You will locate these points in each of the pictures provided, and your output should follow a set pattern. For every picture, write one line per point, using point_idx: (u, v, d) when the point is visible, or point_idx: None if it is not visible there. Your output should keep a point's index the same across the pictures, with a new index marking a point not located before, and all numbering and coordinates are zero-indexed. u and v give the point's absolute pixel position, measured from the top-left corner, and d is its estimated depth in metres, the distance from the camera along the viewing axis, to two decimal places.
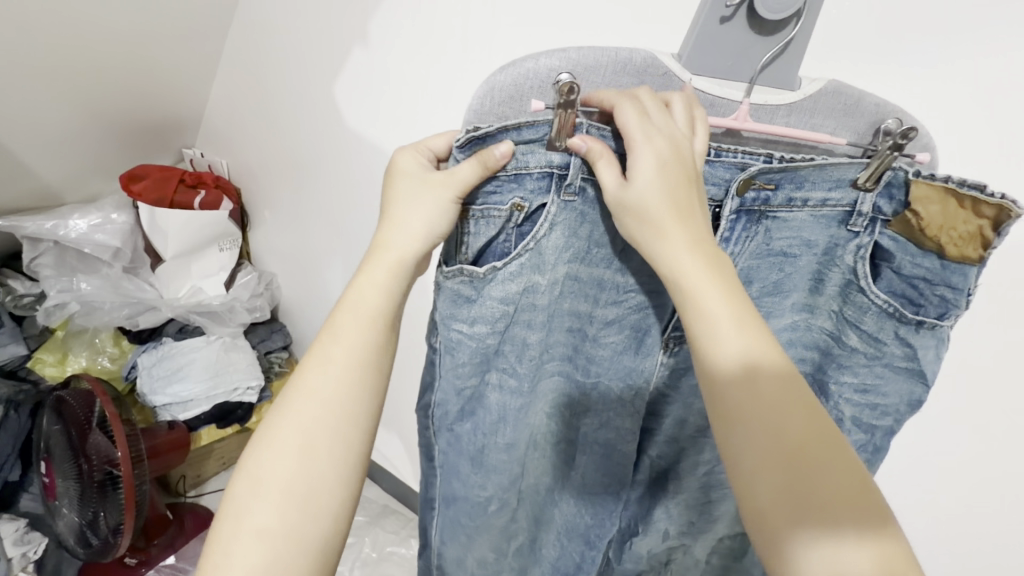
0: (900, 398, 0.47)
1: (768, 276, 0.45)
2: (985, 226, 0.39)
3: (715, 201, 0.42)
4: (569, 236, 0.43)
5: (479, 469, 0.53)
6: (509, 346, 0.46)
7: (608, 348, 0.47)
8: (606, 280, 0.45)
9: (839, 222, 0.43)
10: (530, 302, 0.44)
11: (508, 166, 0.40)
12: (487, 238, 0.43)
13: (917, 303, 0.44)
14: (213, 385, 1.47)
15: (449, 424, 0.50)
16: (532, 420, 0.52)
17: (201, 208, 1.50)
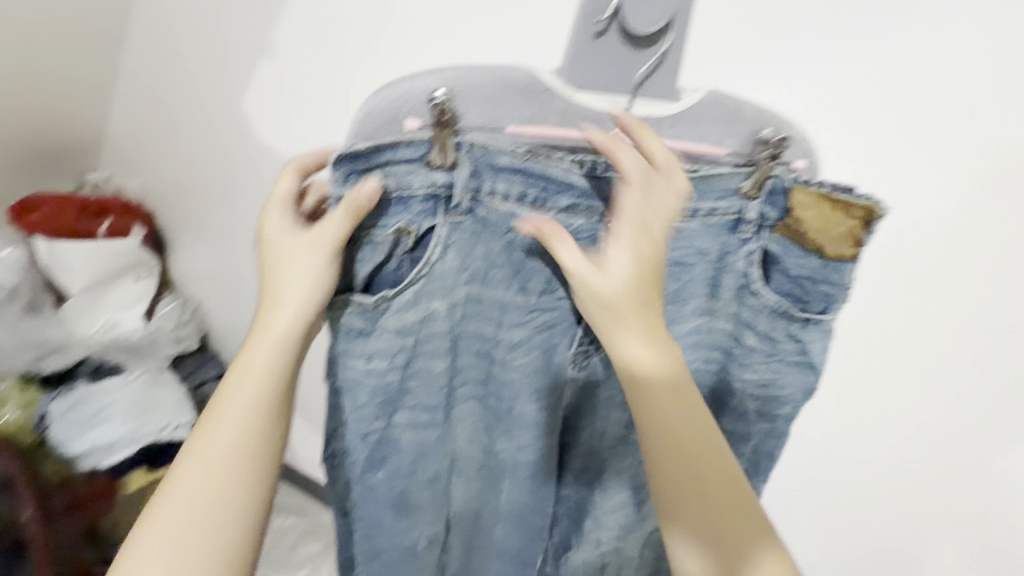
0: (796, 388, 0.50)
1: (667, 285, 0.46)
2: (857, 226, 0.43)
3: (609, 216, 0.42)
4: (464, 259, 0.42)
5: (401, 513, 0.51)
6: (415, 381, 0.45)
7: (517, 370, 0.47)
8: (507, 303, 0.44)
9: (728, 230, 0.45)
10: (430, 332, 0.43)
11: (389, 187, 0.39)
12: (375, 264, 0.41)
13: (805, 300, 0.47)
14: (137, 426, 1.34)
15: (360, 475, 0.48)
16: (450, 451, 0.50)
17: (106, 236, 1.40)
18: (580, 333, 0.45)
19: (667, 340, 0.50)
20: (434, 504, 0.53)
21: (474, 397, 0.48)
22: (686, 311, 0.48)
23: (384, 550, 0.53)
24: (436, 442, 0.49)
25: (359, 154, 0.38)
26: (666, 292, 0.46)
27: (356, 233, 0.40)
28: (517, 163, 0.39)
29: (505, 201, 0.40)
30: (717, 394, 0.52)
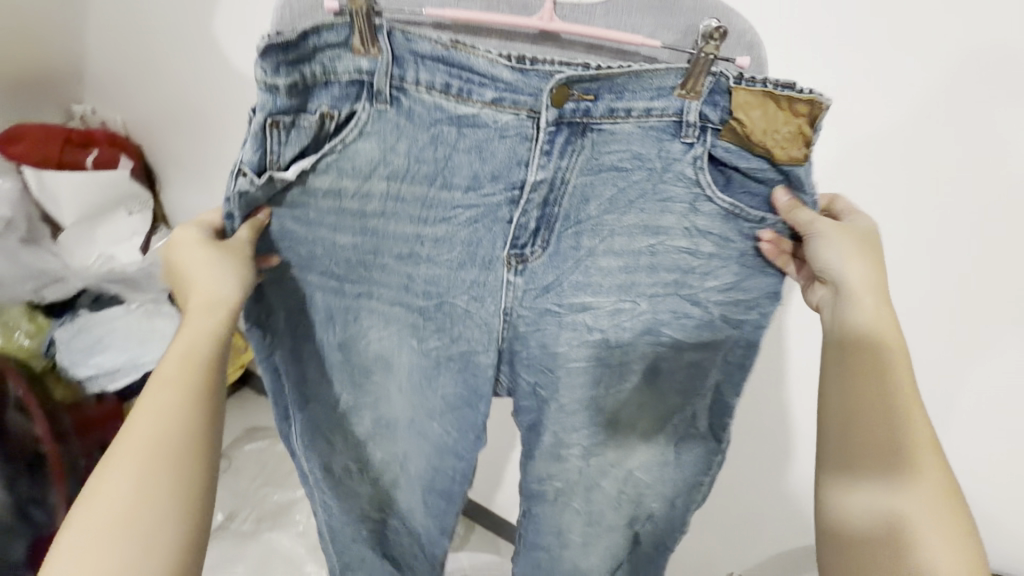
0: (760, 291, 0.48)
1: (603, 192, 0.45)
2: (804, 124, 0.40)
3: (533, 110, 0.42)
4: (383, 149, 0.44)
5: (323, 371, 0.61)
6: (320, 249, 0.51)
7: (443, 265, 0.52)
8: (431, 198, 0.48)
9: (671, 134, 0.43)
10: (337, 206, 0.48)
11: (316, 70, 0.41)
12: (300, 147, 0.44)
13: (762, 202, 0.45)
14: (138, 352, 1.41)
15: (296, 321, 0.57)
16: (375, 330, 0.57)
17: (94, 168, 1.41)
18: (501, 233, 0.49)
19: (612, 253, 0.47)
20: (347, 377, 0.61)
21: (397, 298, 0.55)
22: (630, 220, 0.46)
23: (330, 407, 0.64)
24: (383, 321, 0.56)
25: (288, 44, 0.39)
26: (609, 197, 0.46)
27: (284, 118, 0.42)
28: (439, 51, 0.40)
29: (429, 91, 0.41)
30: (691, 316, 0.49)
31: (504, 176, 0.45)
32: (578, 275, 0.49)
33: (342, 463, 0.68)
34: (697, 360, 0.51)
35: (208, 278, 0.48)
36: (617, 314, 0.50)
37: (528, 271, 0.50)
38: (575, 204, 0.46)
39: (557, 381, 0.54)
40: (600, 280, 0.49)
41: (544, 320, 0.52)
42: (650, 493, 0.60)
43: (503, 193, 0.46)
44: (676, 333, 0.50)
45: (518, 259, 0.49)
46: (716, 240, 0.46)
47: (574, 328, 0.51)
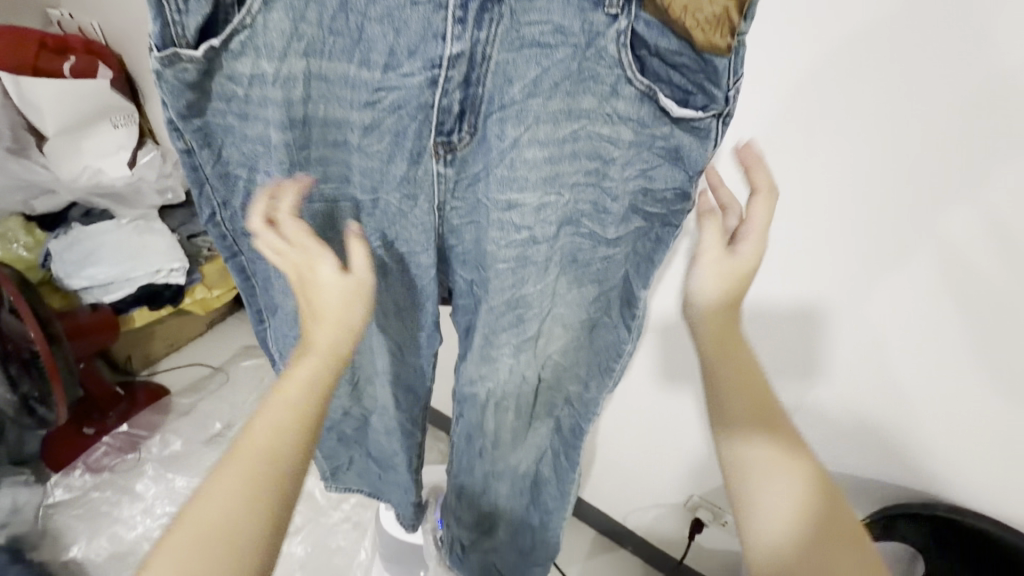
0: (668, 185, 0.48)
1: (525, 71, 0.43)
2: (731, 9, 0.35)
3: None
4: (293, 21, 0.42)
5: (275, 275, 0.60)
6: (258, 147, 0.49)
7: (375, 156, 0.49)
8: (351, 77, 0.45)
9: (596, 5, 0.40)
10: (261, 94, 0.45)
11: None
12: (202, 18, 0.39)
13: (687, 93, 0.42)
14: (132, 266, 1.43)
15: (242, 228, 0.56)
16: (311, 234, 0.55)
17: (73, 76, 1.38)
18: (434, 126, 0.46)
19: (537, 143, 0.46)
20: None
21: (339, 191, 0.53)
22: (556, 107, 0.44)
23: (279, 311, 0.64)
24: (324, 223, 0.55)
25: None
26: (546, 82, 0.43)
27: None
28: None
29: None
30: (600, 206, 0.51)
31: (421, 50, 0.42)
32: (502, 169, 0.47)
33: None
34: (616, 256, 0.54)
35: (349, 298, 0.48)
36: (543, 209, 0.50)
37: (465, 162, 0.49)
38: (498, 85, 0.43)
39: (492, 278, 0.55)
40: (526, 172, 0.47)
41: (473, 216, 0.53)
42: (569, 375, 0.68)
43: (423, 73, 0.43)
44: (594, 225, 0.52)
45: (446, 152, 0.48)
46: (627, 134, 0.46)
47: (505, 228, 0.51)
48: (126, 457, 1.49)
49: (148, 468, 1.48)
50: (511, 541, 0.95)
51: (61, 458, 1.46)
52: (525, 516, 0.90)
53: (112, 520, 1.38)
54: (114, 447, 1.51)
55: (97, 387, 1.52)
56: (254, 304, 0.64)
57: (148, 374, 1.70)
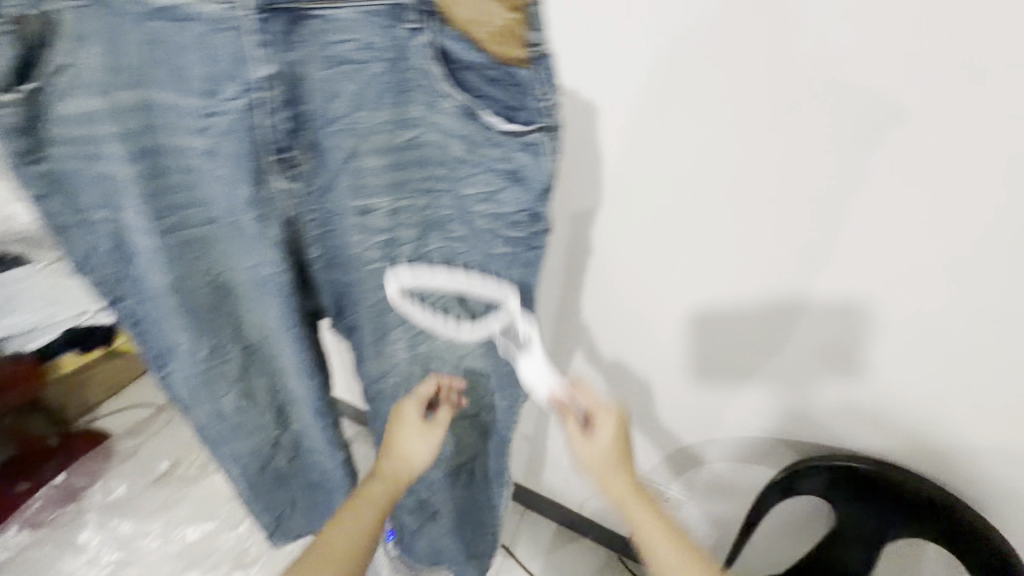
0: (519, 208, 0.51)
1: (347, 88, 0.44)
2: (517, 22, 0.41)
3: (233, 95, 0.43)
4: (111, 58, 0.41)
5: (69, 196, 0.49)
6: (79, 181, 0.48)
7: (174, 192, 0.49)
8: (98, 153, 0.46)
9: (393, 19, 0.41)
10: (75, 170, 0.47)
11: None
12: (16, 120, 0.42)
13: (513, 109, 0.45)
14: (57, 309, 1.44)
15: (117, 271, 0.56)
16: (168, 285, 0.55)
17: None
18: (262, 150, 0.46)
19: (375, 154, 0.48)
20: (191, 323, 0.60)
21: (177, 224, 0.52)
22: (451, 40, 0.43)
23: (132, 235, 0.52)
24: (162, 269, 0.54)
25: None
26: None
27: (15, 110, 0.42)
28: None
29: (96, 46, 0.41)
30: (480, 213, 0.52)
31: (233, 79, 0.42)
32: (349, 180, 0.49)
33: (205, 372, 0.67)
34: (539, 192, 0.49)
35: (418, 452, 0.67)
36: (399, 212, 0.53)
37: (306, 40, 0.41)
38: (322, 102, 0.45)
39: (372, 181, 0.50)
40: (373, 180, 0.50)
41: (344, 57, 0.42)
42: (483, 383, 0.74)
43: (240, 97, 0.43)
44: (520, 128, 0.46)
45: (265, 24, 0.40)
46: (472, 13, 0.41)
47: (386, 129, 0.47)
48: (66, 509, 1.47)
49: (89, 517, 1.46)
50: (453, 526, 1.00)
51: None
52: (460, 500, 0.96)
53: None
54: (51, 500, 1.47)
55: None
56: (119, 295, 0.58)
57: (85, 422, 1.67)
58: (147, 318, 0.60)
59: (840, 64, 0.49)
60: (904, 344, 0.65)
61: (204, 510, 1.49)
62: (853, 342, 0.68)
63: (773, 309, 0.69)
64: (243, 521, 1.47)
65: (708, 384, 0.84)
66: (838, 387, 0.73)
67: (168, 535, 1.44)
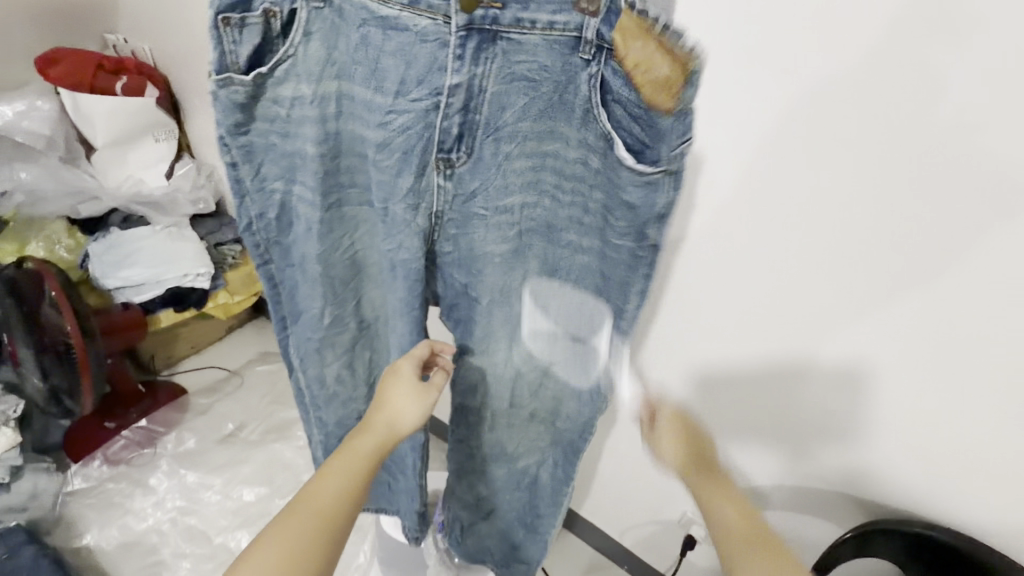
0: (635, 233, 0.53)
1: (516, 101, 0.48)
2: (675, 79, 0.41)
3: (423, 96, 0.48)
4: (329, 49, 0.48)
5: (254, 166, 0.55)
6: (267, 155, 0.55)
7: (349, 169, 0.56)
8: (292, 130, 0.53)
9: (572, 49, 0.45)
10: (267, 144, 0.54)
11: (233, 14, 0.45)
12: (239, 99, 0.49)
13: (641, 149, 0.48)
14: (165, 269, 1.57)
15: (275, 236, 0.62)
16: (319, 255, 0.62)
17: (123, 92, 1.51)
18: (434, 147, 0.51)
19: (524, 159, 0.53)
20: (328, 293, 0.66)
21: (340, 199, 0.58)
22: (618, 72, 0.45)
23: (295, 204, 0.59)
24: (316, 238, 0.60)
25: (235, 3, 0.45)
26: (594, 30, 0.43)
27: (243, 90, 0.49)
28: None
29: (320, 40, 0.47)
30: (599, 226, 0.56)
31: (427, 81, 0.47)
32: (497, 183, 0.54)
33: (320, 341, 0.72)
34: (653, 219, 0.51)
35: (410, 407, 0.64)
36: (529, 216, 0.57)
37: (492, 57, 0.46)
38: (493, 112, 0.49)
39: (510, 183, 0.54)
40: (515, 183, 0.54)
41: (521, 75, 0.47)
42: (568, 394, 0.76)
43: (428, 98, 0.48)
44: (646, 167, 0.48)
45: (463, 42, 0.45)
46: (640, 55, 0.42)
47: (540, 140, 0.51)
48: (143, 451, 1.59)
49: (162, 463, 1.57)
50: (506, 526, 1.03)
51: (80, 449, 1.55)
52: (518, 505, 0.97)
53: (124, 511, 1.47)
54: (132, 441, 1.60)
55: (123, 384, 1.63)
56: (268, 261, 0.64)
57: (167, 374, 1.82)
58: (287, 281, 0.67)
59: (955, 139, 0.49)
60: (919, 416, 0.64)
61: (262, 475, 1.57)
62: (861, 398, 0.68)
63: (783, 347, 0.70)
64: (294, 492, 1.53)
65: (744, 445, 0.82)
66: (837, 442, 0.73)
67: (227, 492, 1.53)
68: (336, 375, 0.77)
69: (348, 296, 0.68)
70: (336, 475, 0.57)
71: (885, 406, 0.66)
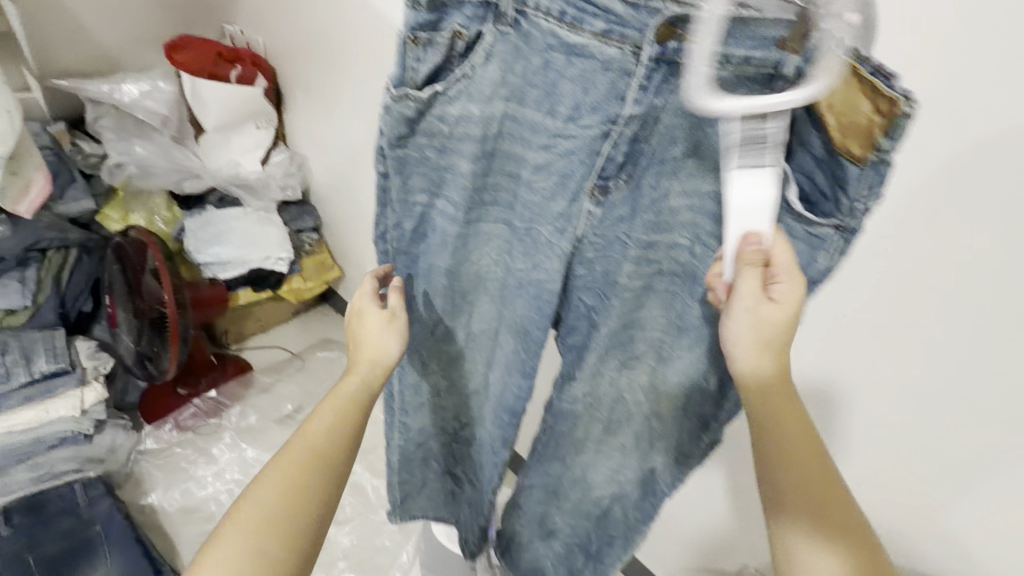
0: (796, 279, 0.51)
1: (692, 133, 0.48)
2: (875, 125, 0.40)
3: (600, 122, 0.48)
4: (504, 72, 0.48)
5: (403, 179, 0.55)
6: (416, 168, 0.54)
7: (497, 187, 0.57)
8: (448, 146, 0.53)
9: (762, 86, 0.44)
10: (420, 157, 0.54)
11: (423, 30, 0.45)
12: (403, 113, 0.49)
13: (813, 200, 0.48)
14: (250, 251, 1.64)
15: (405, 248, 0.62)
16: (451, 266, 0.63)
17: (237, 82, 1.60)
18: (597, 169, 0.51)
19: (683, 195, 0.52)
20: (447, 305, 0.68)
21: (481, 214, 0.59)
22: (807, 114, 0.45)
23: (436, 218, 0.59)
24: (447, 249, 0.61)
25: (425, 20, 0.45)
26: (793, 68, 0.42)
27: (413, 104, 0.49)
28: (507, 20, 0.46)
29: (497, 62, 0.48)
30: None
31: (602, 108, 0.48)
32: (649, 214, 0.54)
33: (425, 343, 0.73)
34: (801, 282, 0.51)
35: (378, 341, 0.61)
36: (673, 248, 0.56)
37: (676, 90, 0.46)
38: (662, 144, 0.49)
39: (664, 217, 0.54)
40: (669, 217, 0.53)
41: None
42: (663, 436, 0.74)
43: (599, 126, 0.49)
44: (816, 219, 0.47)
45: (651, 73, 0.45)
46: (839, 97, 0.41)
47: (708, 177, 0.50)
48: (209, 420, 1.66)
49: (225, 435, 1.64)
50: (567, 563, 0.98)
51: (155, 411, 1.63)
52: (583, 539, 0.93)
53: (188, 475, 1.54)
54: (201, 410, 1.67)
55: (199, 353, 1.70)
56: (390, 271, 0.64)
57: (236, 349, 1.89)
58: (402, 292, 0.66)
59: None
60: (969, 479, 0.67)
61: None
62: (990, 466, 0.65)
63: (816, 381, 0.76)
64: None
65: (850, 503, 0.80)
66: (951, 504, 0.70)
67: None
68: (434, 381, 0.79)
69: (464, 309, 0.69)
70: (321, 417, 0.58)
71: (863, 436, 0.74)
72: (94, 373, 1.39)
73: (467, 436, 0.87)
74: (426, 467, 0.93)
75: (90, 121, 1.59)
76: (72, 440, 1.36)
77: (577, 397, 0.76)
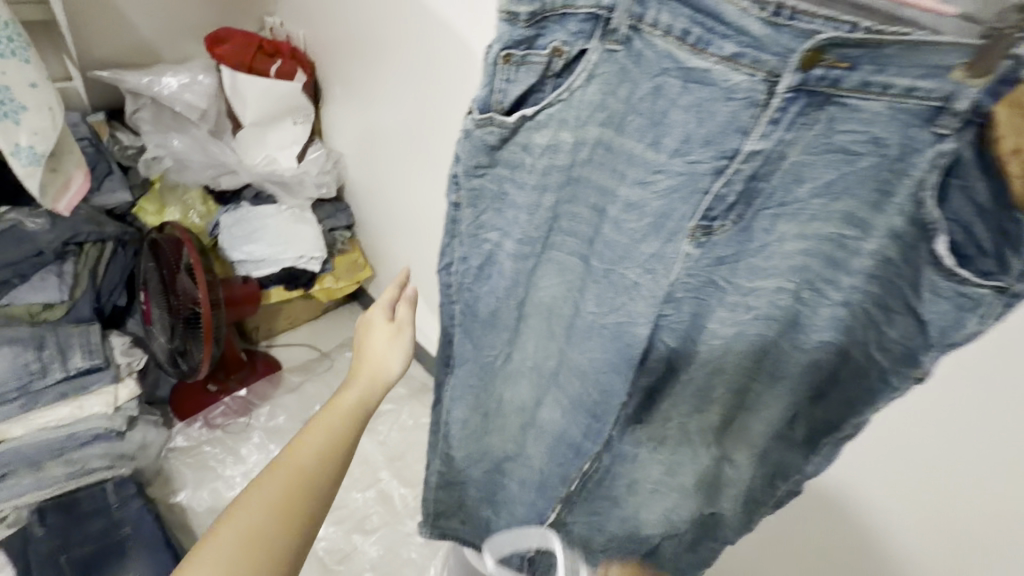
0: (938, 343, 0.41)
1: (820, 174, 0.40)
2: None
3: (713, 156, 0.41)
4: (605, 95, 0.42)
5: (476, 212, 0.51)
6: (491, 199, 0.50)
7: (576, 220, 0.51)
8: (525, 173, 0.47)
9: (923, 120, 0.35)
10: (498, 184, 0.48)
11: (518, 49, 0.40)
12: (486, 142, 0.45)
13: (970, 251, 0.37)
14: (285, 249, 1.61)
15: (468, 283, 0.57)
16: (520, 299, 0.58)
17: (277, 76, 1.57)
18: (700, 207, 0.43)
19: (800, 238, 0.44)
20: (508, 340, 0.63)
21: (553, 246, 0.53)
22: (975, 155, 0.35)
23: (505, 258, 0.54)
24: (512, 281, 0.56)
25: (523, 38, 0.40)
26: (969, 101, 0.33)
27: (500, 128, 0.44)
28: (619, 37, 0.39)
29: (598, 83, 0.42)
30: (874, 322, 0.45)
31: (717, 142, 0.40)
32: (754, 257, 0.46)
33: (478, 371, 0.67)
34: (941, 344, 0.41)
35: (387, 355, 0.67)
36: (778, 294, 0.48)
37: (813, 124, 0.38)
38: (785, 183, 0.42)
39: (771, 263, 0.46)
40: (777, 262, 0.46)
41: (838, 146, 0.39)
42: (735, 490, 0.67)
43: (713, 161, 0.41)
44: (974, 278, 0.37)
45: (787, 105, 0.37)
46: None
47: (833, 224, 0.43)
48: (237, 419, 1.65)
49: (254, 435, 1.62)
50: None
51: (186, 407, 1.62)
52: None
53: (216, 475, 1.53)
54: (230, 409, 1.66)
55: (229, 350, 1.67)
56: (449, 304, 0.59)
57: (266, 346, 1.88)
58: (461, 324, 0.61)
59: None
60: None
61: None
62: None
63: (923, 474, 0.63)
64: (370, 489, 1.51)
65: None
66: None
67: None
68: (484, 413, 0.74)
69: (526, 341, 0.64)
70: (319, 432, 0.58)
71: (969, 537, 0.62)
72: (127, 370, 1.39)
73: (514, 468, 0.82)
74: (467, 495, 0.88)
75: (129, 113, 1.57)
76: (104, 437, 1.34)
77: (640, 442, 0.69)
